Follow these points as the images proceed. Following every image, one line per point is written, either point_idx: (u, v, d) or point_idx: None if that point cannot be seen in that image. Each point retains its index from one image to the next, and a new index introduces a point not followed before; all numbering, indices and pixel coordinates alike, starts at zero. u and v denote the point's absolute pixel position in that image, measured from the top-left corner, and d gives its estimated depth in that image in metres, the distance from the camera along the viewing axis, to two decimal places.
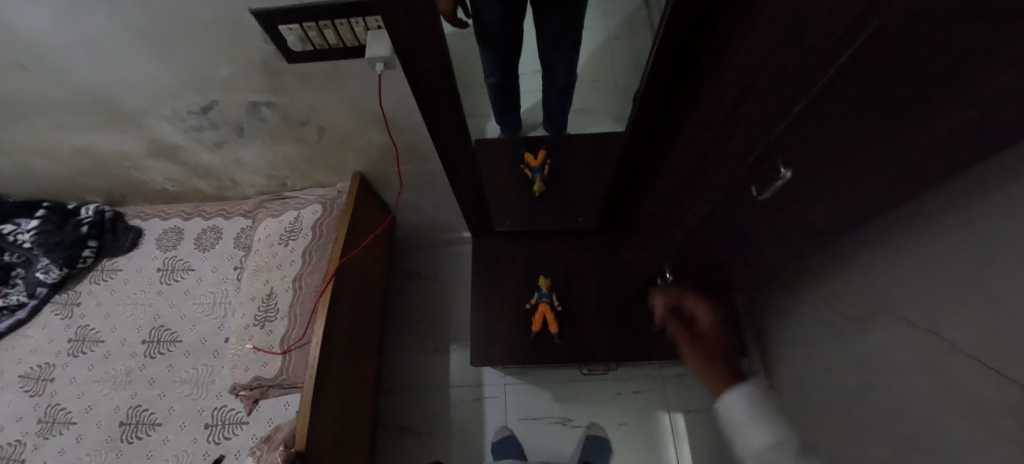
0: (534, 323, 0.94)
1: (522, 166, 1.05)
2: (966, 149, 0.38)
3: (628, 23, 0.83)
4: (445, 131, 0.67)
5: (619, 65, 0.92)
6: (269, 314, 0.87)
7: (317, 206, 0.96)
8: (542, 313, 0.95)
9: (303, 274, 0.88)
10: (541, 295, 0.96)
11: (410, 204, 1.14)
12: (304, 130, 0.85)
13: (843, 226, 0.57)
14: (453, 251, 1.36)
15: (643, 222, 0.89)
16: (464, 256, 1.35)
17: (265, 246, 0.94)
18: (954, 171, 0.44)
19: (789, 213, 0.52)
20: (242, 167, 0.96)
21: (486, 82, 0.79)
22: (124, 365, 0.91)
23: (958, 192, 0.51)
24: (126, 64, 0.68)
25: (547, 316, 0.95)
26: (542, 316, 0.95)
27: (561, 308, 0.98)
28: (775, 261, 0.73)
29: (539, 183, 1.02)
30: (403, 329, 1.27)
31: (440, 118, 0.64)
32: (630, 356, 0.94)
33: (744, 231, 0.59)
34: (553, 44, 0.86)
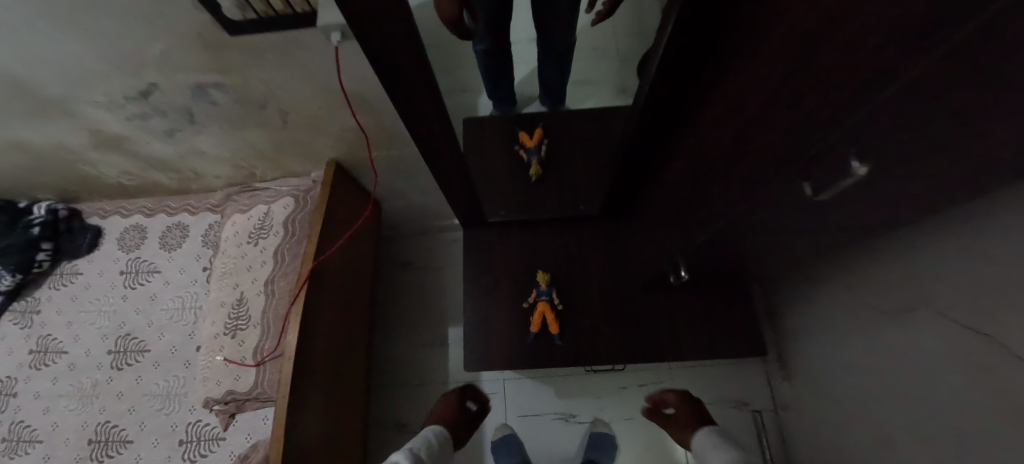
0: (533, 323, 0.87)
1: (516, 146, 1.00)
2: None
3: None
4: (422, 116, 0.57)
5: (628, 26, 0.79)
6: (241, 323, 0.79)
7: (289, 200, 0.86)
8: (542, 312, 0.87)
9: (276, 277, 0.80)
10: (540, 293, 0.88)
11: (395, 191, 1.04)
12: (264, 115, 0.74)
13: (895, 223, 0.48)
14: (446, 237, 1.27)
15: (653, 211, 0.79)
16: (457, 244, 1.26)
17: (233, 246, 0.85)
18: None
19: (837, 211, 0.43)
20: (201, 157, 0.85)
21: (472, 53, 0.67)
22: (91, 377, 0.84)
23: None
24: (35, 42, 0.56)
25: (547, 315, 0.87)
26: (541, 316, 0.87)
27: (561, 307, 0.90)
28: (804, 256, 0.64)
29: (536, 166, 0.95)
30: (393, 322, 1.20)
31: (415, 101, 0.53)
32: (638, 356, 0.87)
33: (777, 228, 0.49)
34: (551, 5, 0.73)
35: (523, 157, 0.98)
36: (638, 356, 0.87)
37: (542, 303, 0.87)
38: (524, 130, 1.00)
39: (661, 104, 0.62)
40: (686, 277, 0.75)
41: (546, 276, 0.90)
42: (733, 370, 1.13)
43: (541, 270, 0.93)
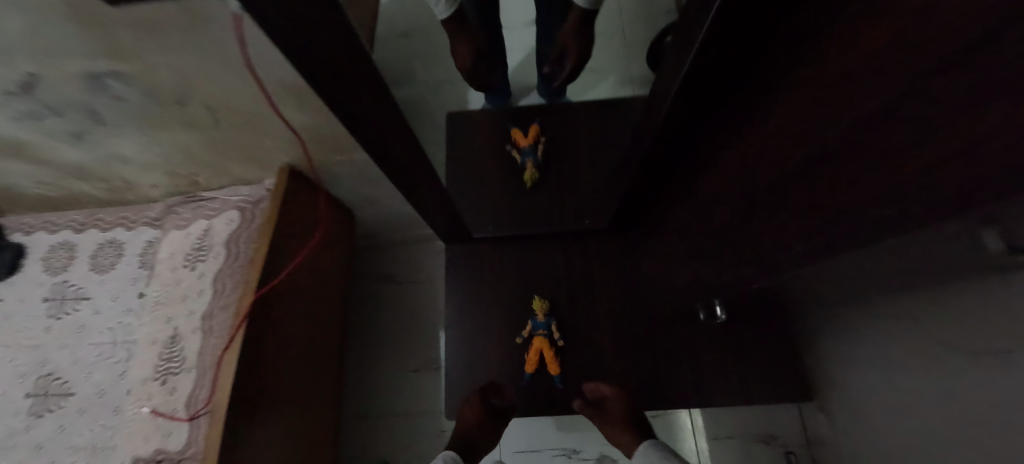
0: (528, 362, 0.75)
1: (509, 147, 0.88)
2: None
3: None
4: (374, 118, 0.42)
5: None
6: (174, 365, 0.65)
7: (233, 214, 0.72)
8: (538, 349, 0.75)
9: (214, 310, 0.65)
10: (535, 327, 0.77)
11: (367, 198, 0.89)
12: (188, 112, 0.59)
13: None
14: (427, 247, 1.09)
15: (674, 228, 0.64)
16: (440, 255, 1.08)
17: (168, 270, 0.71)
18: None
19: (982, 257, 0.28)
20: (127, 163, 0.70)
21: None
22: (4, 426, 0.71)
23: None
24: None
25: (545, 351, 0.75)
26: (537, 353, 0.75)
27: (563, 342, 0.77)
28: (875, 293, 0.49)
29: (531, 170, 0.83)
30: (367, 349, 1.02)
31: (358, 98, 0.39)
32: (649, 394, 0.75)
33: (873, 269, 0.34)
34: None
35: (517, 159, 0.87)
36: (653, 397, 0.74)
37: (539, 338, 0.75)
38: (517, 127, 0.88)
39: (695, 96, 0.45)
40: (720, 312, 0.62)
41: (545, 306, 0.79)
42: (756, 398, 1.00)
43: (538, 295, 0.81)
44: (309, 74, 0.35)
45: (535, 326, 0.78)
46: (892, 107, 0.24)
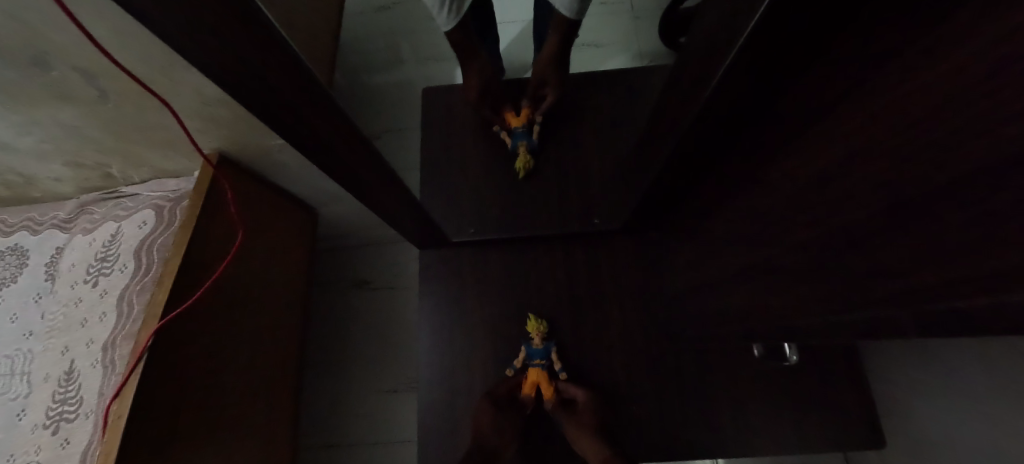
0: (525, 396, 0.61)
1: (498, 128, 0.74)
2: None
3: None
4: (279, 85, 0.27)
5: None
6: (66, 409, 0.51)
7: (147, 215, 0.58)
8: (534, 383, 0.61)
9: (115, 341, 0.51)
10: (529, 356, 0.62)
11: (328, 193, 0.74)
12: (55, 82, 0.44)
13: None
14: (400, 249, 0.93)
15: (708, 234, 0.50)
16: (414, 258, 0.93)
17: (68, 285, 0.57)
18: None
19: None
20: (12, 153, 0.55)
21: None
22: None
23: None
24: None
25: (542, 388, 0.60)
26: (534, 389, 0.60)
27: (564, 377, 0.63)
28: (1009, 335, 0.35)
29: (524, 155, 0.71)
30: (332, 367, 0.88)
31: (252, 66, 0.25)
32: (670, 437, 0.61)
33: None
34: None
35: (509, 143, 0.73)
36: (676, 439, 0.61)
37: (534, 370, 0.61)
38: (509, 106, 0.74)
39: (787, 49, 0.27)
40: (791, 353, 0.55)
41: (542, 331, 0.65)
42: None
43: (534, 314, 0.67)
44: (139, 10, 0.20)
45: (530, 355, 0.63)
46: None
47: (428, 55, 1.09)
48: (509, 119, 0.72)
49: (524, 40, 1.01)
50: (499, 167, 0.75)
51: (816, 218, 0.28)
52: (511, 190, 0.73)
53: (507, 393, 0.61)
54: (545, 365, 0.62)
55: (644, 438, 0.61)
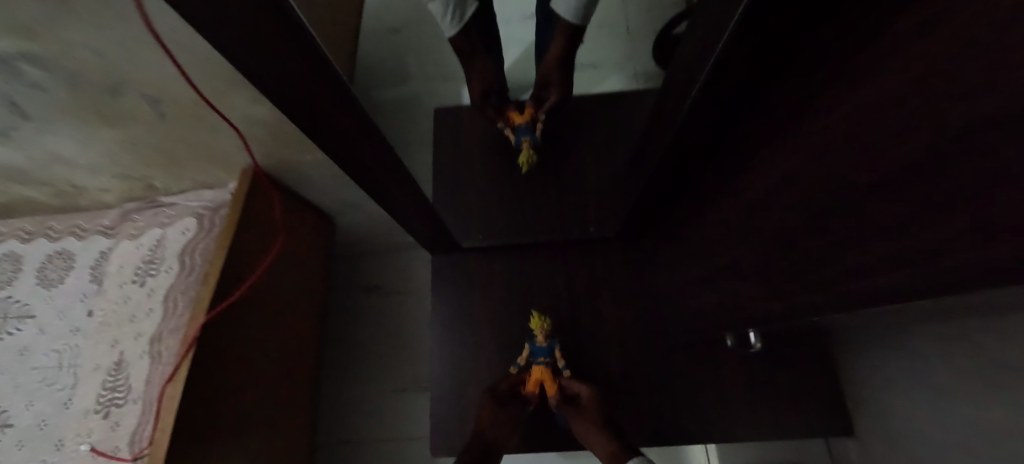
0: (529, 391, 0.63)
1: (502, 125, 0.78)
2: None
3: None
4: (325, 110, 0.33)
5: None
6: (116, 397, 0.57)
7: (189, 222, 0.64)
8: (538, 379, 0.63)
9: (161, 334, 0.57)
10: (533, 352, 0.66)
11: (348, 203, 0.80)
12: (124, 106, 0.50)
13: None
14: (409, 256, 0.99)
15: (693, 240, 0.56)
16: (420, 264, 0.99)
17: (116, 285, 0.63)
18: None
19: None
20: (70, 166, 0.61)
21: None
22: None
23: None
24: None
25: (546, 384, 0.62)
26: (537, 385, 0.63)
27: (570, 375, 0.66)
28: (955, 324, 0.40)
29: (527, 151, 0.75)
30: (346, 366, 0.93)
31: (317, 102, 0.32)
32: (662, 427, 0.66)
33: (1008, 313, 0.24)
34: None
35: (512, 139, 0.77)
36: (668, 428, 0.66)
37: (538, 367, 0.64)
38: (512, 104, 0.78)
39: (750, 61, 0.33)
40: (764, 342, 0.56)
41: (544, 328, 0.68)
42: None
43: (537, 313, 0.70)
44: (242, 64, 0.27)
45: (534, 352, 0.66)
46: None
47: (437, 74, 1.16)
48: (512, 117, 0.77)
49: (526, 60, 1.08)
50: (504, 179, 0.81)
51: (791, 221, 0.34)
52: (515, 200, 0.80)
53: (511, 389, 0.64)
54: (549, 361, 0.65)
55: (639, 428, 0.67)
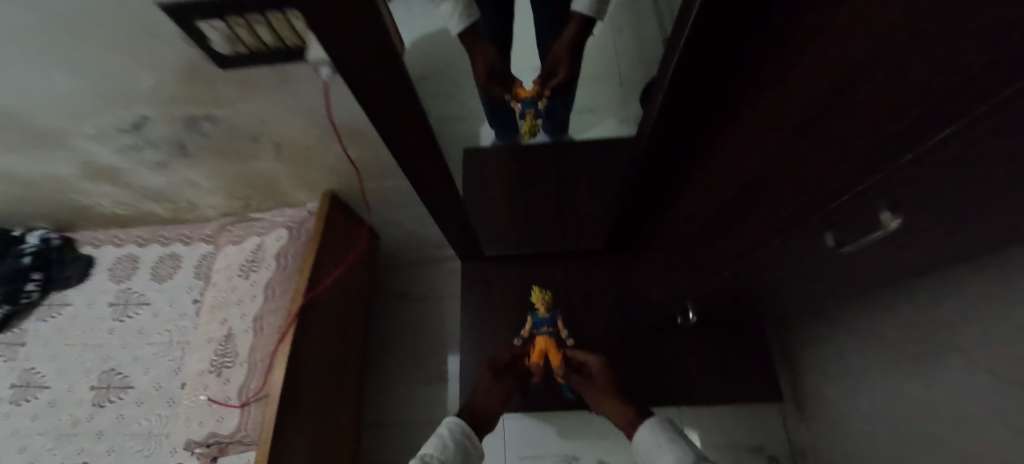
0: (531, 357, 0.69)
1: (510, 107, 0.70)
2: None
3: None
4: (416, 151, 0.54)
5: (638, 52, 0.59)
6: (226, 360, 0.76)
7: (282, 232, 0.85)
8: (541, 350, 0.67)
9: (263, 312, 0.77)
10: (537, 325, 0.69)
11: (395, 222, 1.01)
12: (257, 146, 0.73)
13: (950, 263, 0.42)
14: (442, 268, 1.20)
15: (660, 247, 0.77)
16: (454, 274, 1.20)
17: (225, 277, 0.83)
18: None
19: (876, 258, 0.37)
20: (196, 187, 0.83)
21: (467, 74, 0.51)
22: (71, 415, 0.81)
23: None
24: (27, 75, 0.56)
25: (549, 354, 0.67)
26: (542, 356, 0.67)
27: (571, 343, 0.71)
28: (833, 297, 0.58)
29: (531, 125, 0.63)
30: (386, 359, 1.12)
31: (414, 145, 0.53)
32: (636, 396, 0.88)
33: (817, 275, 0.43)
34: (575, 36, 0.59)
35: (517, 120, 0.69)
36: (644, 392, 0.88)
37: (543, 338, 0.67)
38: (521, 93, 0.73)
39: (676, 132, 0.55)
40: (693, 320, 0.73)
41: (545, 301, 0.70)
42: None
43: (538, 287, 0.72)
44: None
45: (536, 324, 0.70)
46: (804, 125, 0.33)
47: None
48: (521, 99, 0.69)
49: None
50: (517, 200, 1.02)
51: (707, 228, 0.55)
52: None
53: (512, 358, 0.72)
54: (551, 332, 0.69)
55: None
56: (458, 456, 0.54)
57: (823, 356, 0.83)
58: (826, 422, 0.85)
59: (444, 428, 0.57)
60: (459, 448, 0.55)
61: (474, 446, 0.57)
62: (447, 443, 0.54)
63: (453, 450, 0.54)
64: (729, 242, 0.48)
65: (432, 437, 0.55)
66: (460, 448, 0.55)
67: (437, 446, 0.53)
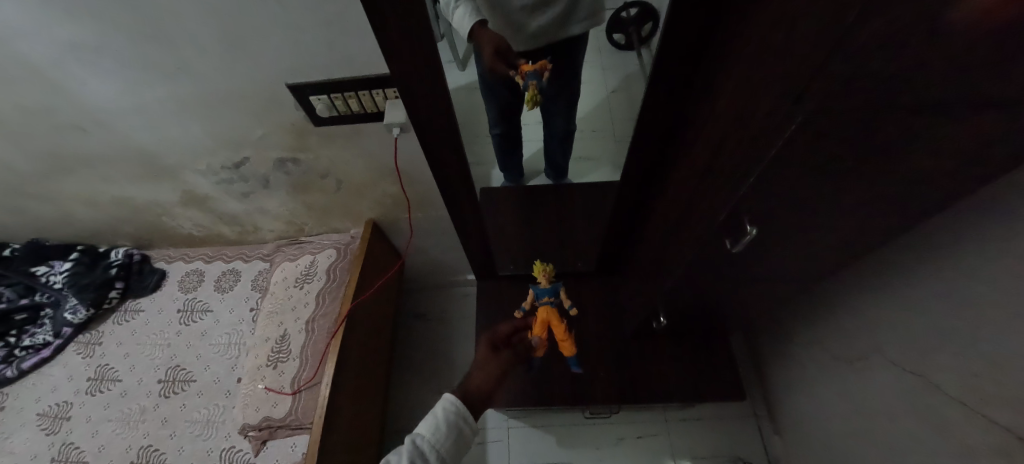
0: (535, 329, 0.78)
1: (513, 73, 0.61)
2: (901, 208, 0.45)
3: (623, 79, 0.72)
4: (454, 185, 0.74)
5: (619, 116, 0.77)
6: (282, 356, 0.92)
7: (332, 251, 1.03)
8: (545, 320, 0.77)
9: (316, 317, 0.95)
10: (540, 296, 0.76)
11: (420, 248, 1.20)
12: (323, 182, 0.93)
13: (839, 266, 0.60)
14: (459, 292, 1.38)
15: (639, 268, 0.95)
16: (469, 297, 1.36)
17: (282, 288, 1.00)
18: (938, 207, 0.47)
19: (770, 251, 0.57)
20: (264, 214, 1.03)
21: (494, 132, 0.72)
22: (139, 404, 0.94)
23: (951, 227, 0.55)
24: (173, 128, 0.77)
25: (551, 323, 0.76)
26: (544, 326, 0.77)
27: (574, 312, 0.74)
28: (774, 302, 0.75)
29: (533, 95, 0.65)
30: (406, 371, 1.25)
31: (454, 181, 0.73)
32: (627, 398, 1.03)
33: (745, 265, 0.62)
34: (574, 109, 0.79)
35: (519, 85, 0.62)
36: (630, 394, 1.03)
37: (545, 308, 0.76)
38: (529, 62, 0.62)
39: (644, 173, 0.76)
40: (666, 323, 0.91)
41: (547, 273, 0.76)
42: (733, 425, 1.14)
43: (541, 261, 0.76)
44: (435, 167, 0.68)
45: (539, 294, 0.77)
46: (716, 172, 0.54)
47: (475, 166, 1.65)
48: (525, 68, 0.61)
49: None
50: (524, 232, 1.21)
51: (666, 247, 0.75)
52: None
53: (515, 329, 0.80)
54: (553, 302, 0.76)
55: (613, 400, 1.03)
56: (449, 438, 0.60)
57: (799, 364, 0.98)
58: (804, 423, 0.98)
59: (439, 409, 0.61)
60: (451, 430, 0.61)
61: (467, 424, 0.63)
62: (439, 426, 0.60)
63: (445, 432, 0.60)
64: (682, 252, 0.68)
65: (427, 417, 0.60)
66: (452, 431, 0.61)
67: (429, 428, 0.60)
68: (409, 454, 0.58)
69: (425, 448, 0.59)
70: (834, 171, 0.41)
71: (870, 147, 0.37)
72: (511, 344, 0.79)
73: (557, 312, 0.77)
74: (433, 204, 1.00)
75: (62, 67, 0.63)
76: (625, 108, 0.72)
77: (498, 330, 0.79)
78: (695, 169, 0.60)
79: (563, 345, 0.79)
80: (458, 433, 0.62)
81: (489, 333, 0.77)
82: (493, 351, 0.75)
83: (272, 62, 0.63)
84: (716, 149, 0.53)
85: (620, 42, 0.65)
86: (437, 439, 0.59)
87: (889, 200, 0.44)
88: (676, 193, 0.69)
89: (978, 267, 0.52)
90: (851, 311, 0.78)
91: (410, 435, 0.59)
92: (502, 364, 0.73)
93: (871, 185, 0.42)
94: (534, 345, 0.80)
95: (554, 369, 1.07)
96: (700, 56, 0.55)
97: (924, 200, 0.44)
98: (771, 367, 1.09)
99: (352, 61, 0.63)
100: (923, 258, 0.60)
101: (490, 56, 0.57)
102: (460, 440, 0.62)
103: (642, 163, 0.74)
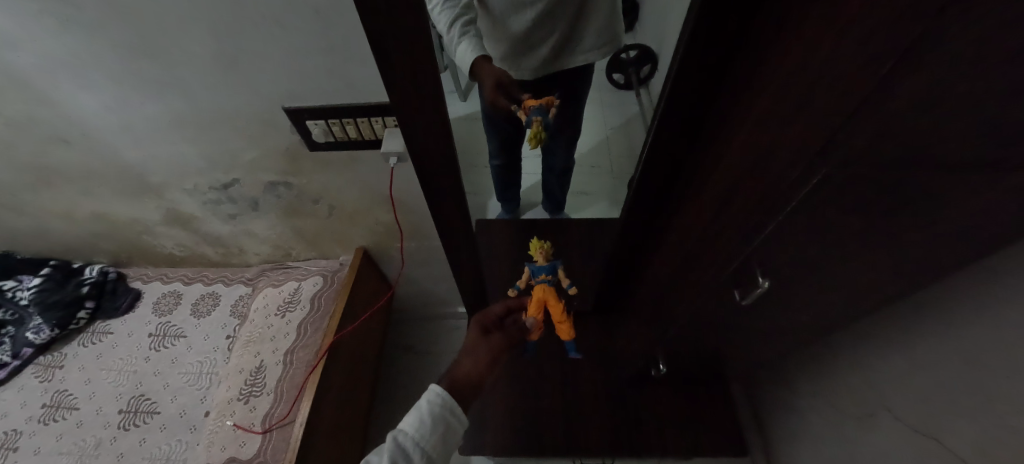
0: (529, 310, 0.66)
1: (514, 107, 0.60)
2: (920, 270, 0.43)
3: (625, 119, 0.72)
4: (449, 218, 0.71)
5: (621, 155, 0.76)
6: (256, 389, 0.86)
7: (318, 278, 0.99)
8: (541, 299, 0.65)
9: (296, 348, 0.90)
10: (535, 274, 0.65)
11: (411, 278, 1.15)
12: (315, 207, 0.90)
13: (849, 323, 0.57)
14: (449, 325, 1.33)
15: (638, 310, 0.91)
16: (459, 331, 1.31)
17: (261, 316, 0.96)
18: (955, 269, 0.45)
19: (775, 300, 0.55)
20: (251, 237, 1.00)
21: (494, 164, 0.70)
22: (95, 437, 0.87)
23: (965, 284, 0.53)
24: (163, 147, 0.75)
25: (548, 303, 0.65)
26: (540, 307, 0.66)
27: (574, 292, 0.64)
28: (778, 356, 0.71)
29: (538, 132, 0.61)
30: (388, 409, 1.18)
31: (450, 214, 0.70)
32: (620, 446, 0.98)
33: (750, 314, 0.60)
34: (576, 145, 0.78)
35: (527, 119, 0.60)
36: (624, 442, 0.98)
37: (541, 287, 0.65)
38: (529, 97, 0.61)
39: (647, 216, 0.74)
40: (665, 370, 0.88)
41: (545, 250, 0.64)
42: None
43: (536, 237, 0.66)
44: (431, 199, 0.66)
45: (534, 272, 0.66)
46: (725, 222, 0.52)
47: None
48: (529, 102, 0.60)
49: None
50: None
51: (668, 291, 0.73)
52: None
53: (508, 311, 0.72)
54: (551, 280, 0.65)
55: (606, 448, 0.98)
56: (436, 434, 0.50)
57: (804, 416, 0.93)
58: None
59: (423, 401, 0.52)
60: (438, 424, 0.51)
61: (457, 418, 0.53)
62: (424, 421, 0.50)
63: (431, 427, 0.50)
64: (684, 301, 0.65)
65: (411, 410, 0.51)
66: (440, 426, 0.51)
67: (413, 424, 0.50)
68: (390, 453, 0.48)
69: (408, 447, 0.49)
70: (854, 226, 0.39)
71: (890, 205, 0.35)
72: (504, 326, 0.70)
73: (554, 291, 0.66)
74: (427, 235, 0.97)
75: (51, 78, 0.61)
76: (624, 148, 0.75)
77: (489, 312, 0.71)
78: (700, 212, 0.59)
79: (560, 329, 0.66)
80: (445, 428, 0.52)
81: (479, 315, 0.69)
82: (483, 334, 0.66)
83: (270, 84, 0.61)
84: (723, 196, 0.51)
85: (620, 81, 0.68)
86: (422, 435, 0.50)
87: (911, 263, 0.42)
88: (677, 239, 0.67)
89: (992, 329, 0.50)
90: (859, 366, 0.75)
91: (392, 431, 0.50)
92: (493, 347, 0.64)
93: (887, 245, 0.40)
94: (528, 327, 0.68)
95: (545, 412, 1.01)
96: (708, 103, 0.52)
97: (941, 264, 0.42)
98: (773, 418, 1.05)
99: (352, 88, 0.61)
100: (935, 315, 0.58)
101: (490, 89, 0.55)
102: (450, 436, 0.52)
103: (644, 207, 0.72)
